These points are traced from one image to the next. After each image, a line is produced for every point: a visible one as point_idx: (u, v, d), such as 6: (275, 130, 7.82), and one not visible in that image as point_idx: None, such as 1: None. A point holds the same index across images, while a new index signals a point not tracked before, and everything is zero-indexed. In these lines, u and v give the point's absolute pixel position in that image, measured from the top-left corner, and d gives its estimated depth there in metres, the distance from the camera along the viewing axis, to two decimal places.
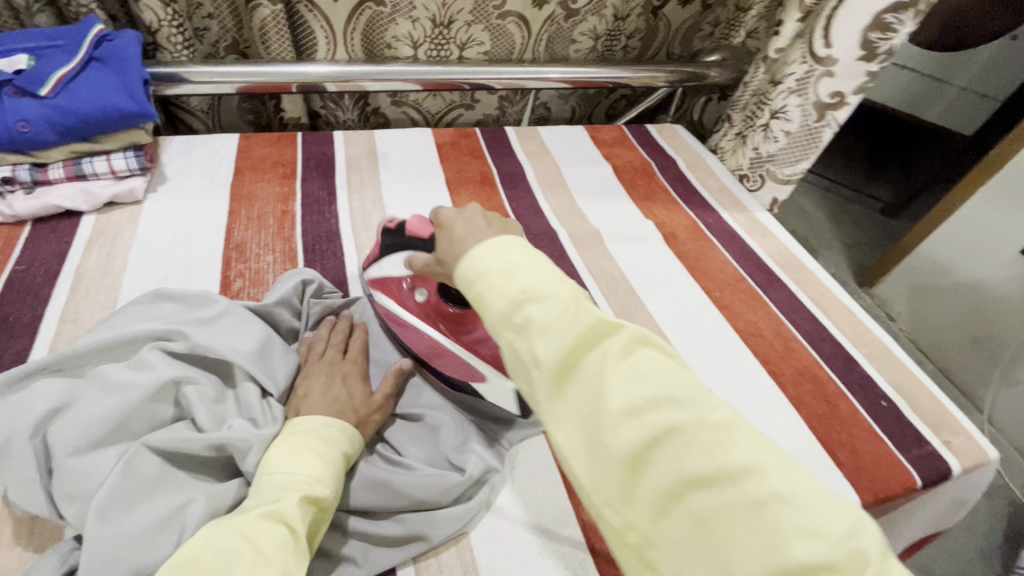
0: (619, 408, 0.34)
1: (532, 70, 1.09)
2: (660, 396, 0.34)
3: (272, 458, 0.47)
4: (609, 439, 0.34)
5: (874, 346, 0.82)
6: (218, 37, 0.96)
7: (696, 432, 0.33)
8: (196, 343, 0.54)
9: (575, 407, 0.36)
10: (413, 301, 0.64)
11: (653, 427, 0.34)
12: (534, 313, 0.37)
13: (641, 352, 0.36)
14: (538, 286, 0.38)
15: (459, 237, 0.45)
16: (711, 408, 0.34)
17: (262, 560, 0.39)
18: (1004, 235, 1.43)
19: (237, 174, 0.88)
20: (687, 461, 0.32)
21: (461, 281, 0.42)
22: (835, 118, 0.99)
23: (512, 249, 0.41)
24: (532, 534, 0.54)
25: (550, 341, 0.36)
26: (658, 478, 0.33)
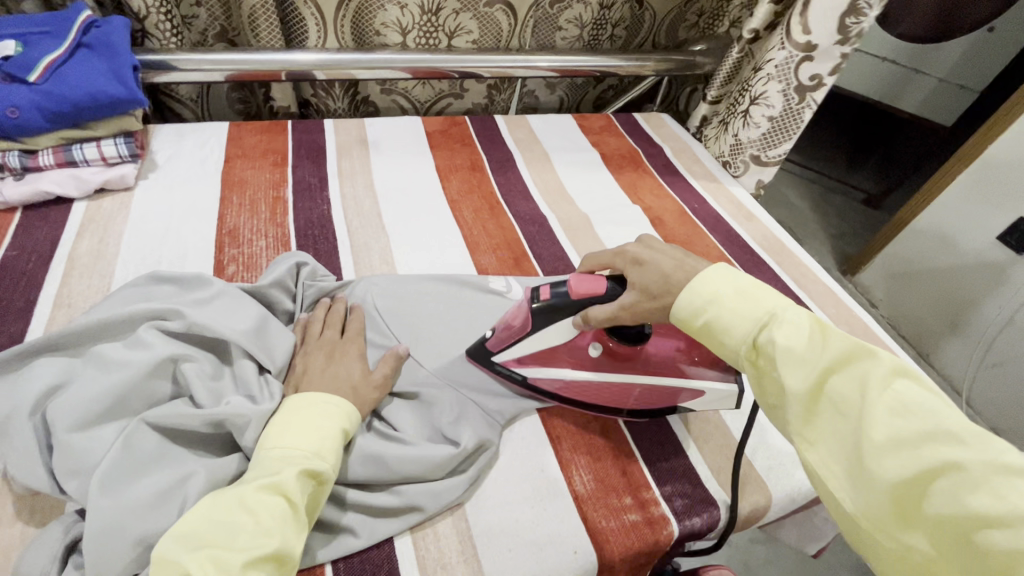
0: (882, 438, 0.38)
1: (520, 58, 1.10)
2: (930, 430, 0.36)
3: (271, 434, 0.48)
4: (873, 465, 0.37)
5: (855, 326, 0.85)
6: (207, 25, 0.96)
7: (980, 470, 0.34)
8: (192, 322, 0.54)
9: (830, 432, 0.41)
10: (582, 358, 0.61)
11: (922, 459, 0.36)
12: (779, 338, 0.44)
13: (901, 384, 0.39)
14: (781, 316, 0.45)
15: (672, 269, 0.51)
16: (995, 448, 0.34)
17: (263, 532, 0.41)
18: (981, 221, 1.47)
19: (227, 161, 0.88)
20: (965, 496, 0.34)
21: (687, 314, 0.49)
22: (814, 100, 1.03)
23: (743, 286, 0.48)
24: (527, 505, 0.56)
25: (802, 370, 0.42)
26: (934, 509, 0.35)
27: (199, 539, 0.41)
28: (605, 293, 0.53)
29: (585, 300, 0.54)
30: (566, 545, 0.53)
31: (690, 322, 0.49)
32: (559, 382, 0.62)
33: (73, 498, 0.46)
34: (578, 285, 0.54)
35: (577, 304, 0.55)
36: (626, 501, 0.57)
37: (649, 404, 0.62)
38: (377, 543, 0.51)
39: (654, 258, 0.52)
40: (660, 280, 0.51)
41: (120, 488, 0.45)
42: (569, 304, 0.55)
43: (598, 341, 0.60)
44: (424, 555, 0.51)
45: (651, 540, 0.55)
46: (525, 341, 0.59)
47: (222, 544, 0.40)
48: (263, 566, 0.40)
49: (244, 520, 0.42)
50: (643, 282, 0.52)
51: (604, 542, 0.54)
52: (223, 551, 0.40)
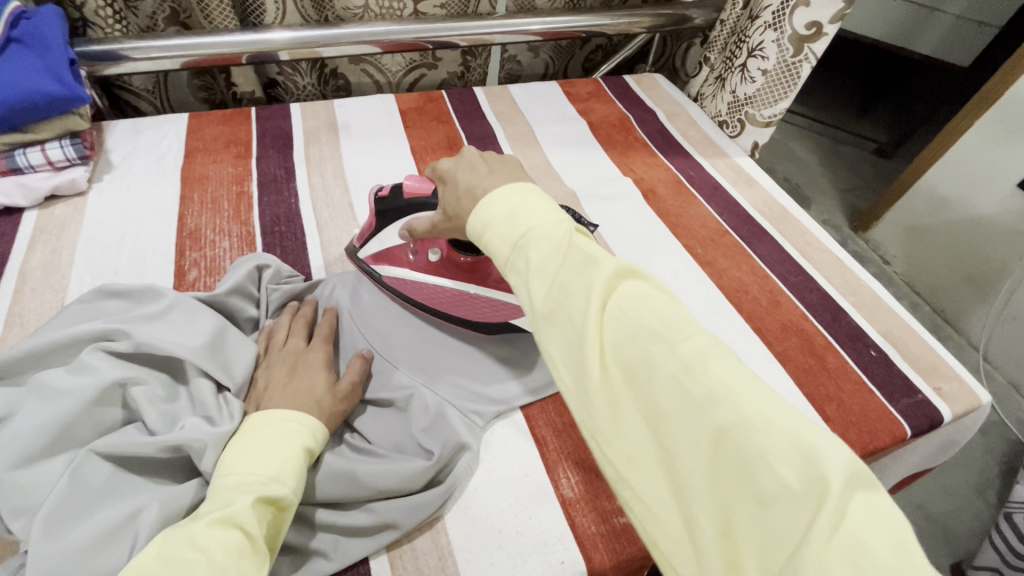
0: (598, 340, 0.35)
1: (497, 23, 1.02)
2: (637, 327, 0.35)
3: (227, 458, 0.45)
4: (588, 371, 0.35)
5: (863, 295, 0.79)
6: (155, 8, 0.89)
7: (670, 362, 0.33)
8: (139, 341, 0.51)
9: (556, 340, 0.38)
10: (426, 261, 0.66)
11: (629, 356, 0.35)
12: (531, 255, 0.40)
13: (623, 285, 0.37)
14: (538, 230, 0.40)
15: (464, 191, 0.47)
16: (687, 338, 0.34)
17: (217, 569, 0.37)
18: (1001, 168, 1.38)
19: (188, 156, 0.83)
20: (655, 390, 0.33)
21: (470, 237, 0.45)
22: (813, 53, 0.93)
23: (515, 198, 0.43)
24: (511, 512, 0.53)
25: (540, 280, 0.38)
26: (633, 403, 0.34)
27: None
28: (428, 196, 0.58)
29: (411, 200, 0.59)
30: (553, 553, 0.50)
31: (474, 242, 0.45)
32: (400, 280, 0.66)
33: (21, 539, 0.43)
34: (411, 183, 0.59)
35: (405, 203, 0.60)
36: (617, 503, 0.54)
37: (484, 316, 0.63)
38: (351, 565, 0.48)
39: None
40: (455, 203, 0.48)
41: (66, 528, 0.42)
42: (398, 201, 0.60)
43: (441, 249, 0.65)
44: (402, 574, 0.48)
45: (644, 545, 0.51)
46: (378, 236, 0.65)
47: None
48: None
49: (195, 560, 0.37)
50: (446, 202, 0.50)
51: (594, 550, 0.51)
52: None
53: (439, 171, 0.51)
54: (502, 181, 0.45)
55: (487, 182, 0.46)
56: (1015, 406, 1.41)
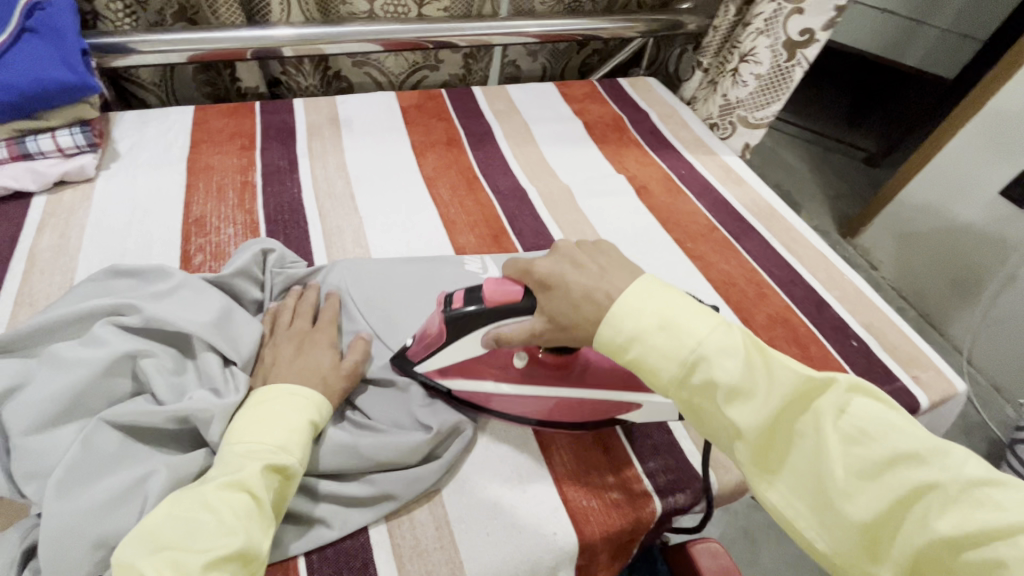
0: (845, 473, 0.37)
1: (497, 25, 1.05)
2: (892, 455, 0.37)
3: (235, 429, 0.47)
4: (848, 506, 0.36)
5: (846, 289, 0.82)
6: (164, 4, 0.92)
7: (944, 488, 0.35)
8: (150, 316, 0.53)
9: (792, 474, 0.39)
10: (510, 372, 0.57)
11: (891, 487, 0.36)
12: (719, 376, 0.40)
13: (856, 403, 0.39)
14: (714, 346, 0.41)
15: (580, 296, 0.45)
16: (950, 461, 0.36)
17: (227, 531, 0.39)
18: (982, 175, 1.43)
19: (194, 147, 0.85)
20: (935, 521, 0.34)
21: (616, 350, 0.44)
22: (805, 57, 0.98)
23: (667, 304, 0.43)
24: (505, 487, 0.55)
25: (752, 408, 0.39)
26: (909, 538, 0.35)
27: (158, 541, 0.39)
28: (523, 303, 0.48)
29: (504, 310, 0.49)
30: (545, 525, 0.52)
31: (617, 357, 0.44)
32: (482, 393, 0.57)
33: (33, 502, 0.45)
34: (492, 292, 0.49)
35: (489, 316, 0.50)
36: (607, 479, 0.56)
37: (586, 417, 0.57)
38: (351, 534, 0.50)
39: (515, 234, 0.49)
40: (572, 310, 0.45)
41: (78, 490, 0.44)
42: (482, 315, 0.50)
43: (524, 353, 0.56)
44: (400, 543, 0.50)
45: (633, 518, 0.54)
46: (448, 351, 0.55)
47: (181, 544, 0.38)
48: (226, 566, 0.38)
49: (204, 519, 0.39)
50: (557, 310, 0.46)
51: (585, 522, 0.53)
52: (183, 552, 0.38)
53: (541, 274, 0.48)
54: (625, 284, 0.45)
55: (608, 283, 0.45)
56: (997, 407, 1.45)
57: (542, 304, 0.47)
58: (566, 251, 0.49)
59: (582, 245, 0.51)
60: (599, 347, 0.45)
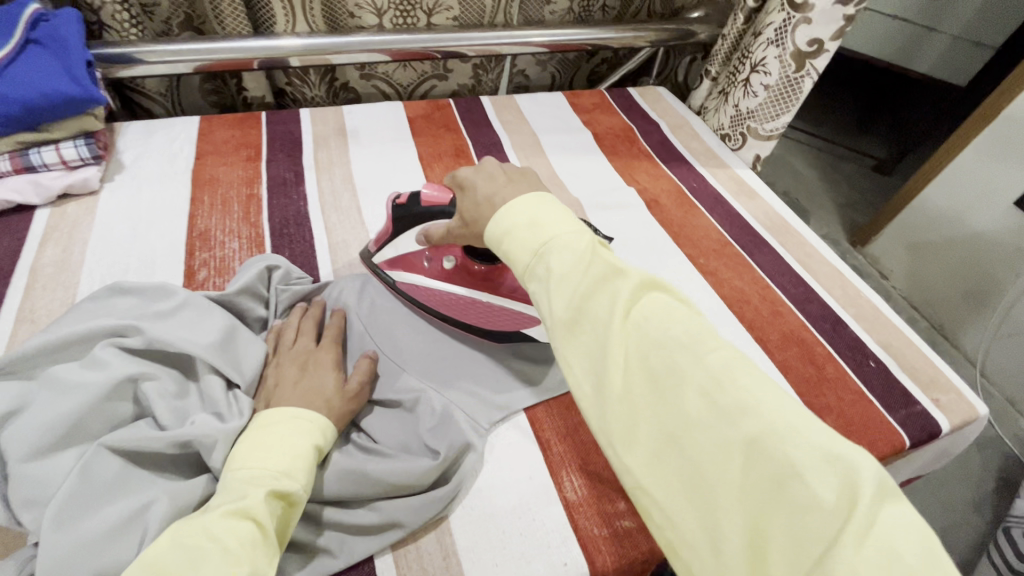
0: (623, 351, 0.39)
1: (505, 35, 1.04)
2: (662, 338, 0.38)
3: (238, 454, 0.45)
4: (614, 380, 0.38)
5: (862, 307, 0.80)
6: (170, 13, 0.91)
7: (693, 372, 0.36)
8: (152, 338, 0.51)
9: (585, 354, 0.40)
10: (439, 269, 0.66)
11: (653, 365, 0.38)
12: (553, 266, 0.42)
13: (647, 298, 0.40)
14: (557, 242, 0.43)
15: (483, 200, 0.50)
16: (710, 350, 0.37)
17: (232, 561, 0.37)
18: (997, 186, 1.40)
19: (199, 158, 0.84)
20: (684, 400, 0.36)
21: (490, 242, 0.47)
22: (814, 68, 0.96)
23: (534, 206, 0.46)
24: (514, 515, 0.53)
25: (566, 290, 0.41)
26: (658, 411, 0.37)
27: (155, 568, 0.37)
28: (445, 205, 0.58)
29: (427, 210, 0.59)
30: (556, 556, 0.51)
31: (495, 252, 0.47)
32: (413, 287, 0.67)
33: (30, 531, 0.43)
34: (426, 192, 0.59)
35: (421, 211, 0.60)
36: (619, 507, 0.55)
37: (496, 324, 0.64)
38: (356, 563, 0.48)
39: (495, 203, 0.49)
40: (473, 210, 0.52)
41: (76, 520, 0.42)
42: (414, 210, 0.60)
43: (455, 257, 0.65)
44: (406, 573, 0.49)
45: (646, 548, 0.52)
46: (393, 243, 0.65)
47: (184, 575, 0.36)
48: None
49: (208, 547, 0.38)
50: (465, 209, 0.53)
51: (597, 552, 0.51)
52: None
53: (460, 177, 0.54)
54: (516, 195, 0.48)
55: (504, 192, 0.49)
56: (1013, 423, 1.42)
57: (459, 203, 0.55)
58: (492, 172, 0.53)
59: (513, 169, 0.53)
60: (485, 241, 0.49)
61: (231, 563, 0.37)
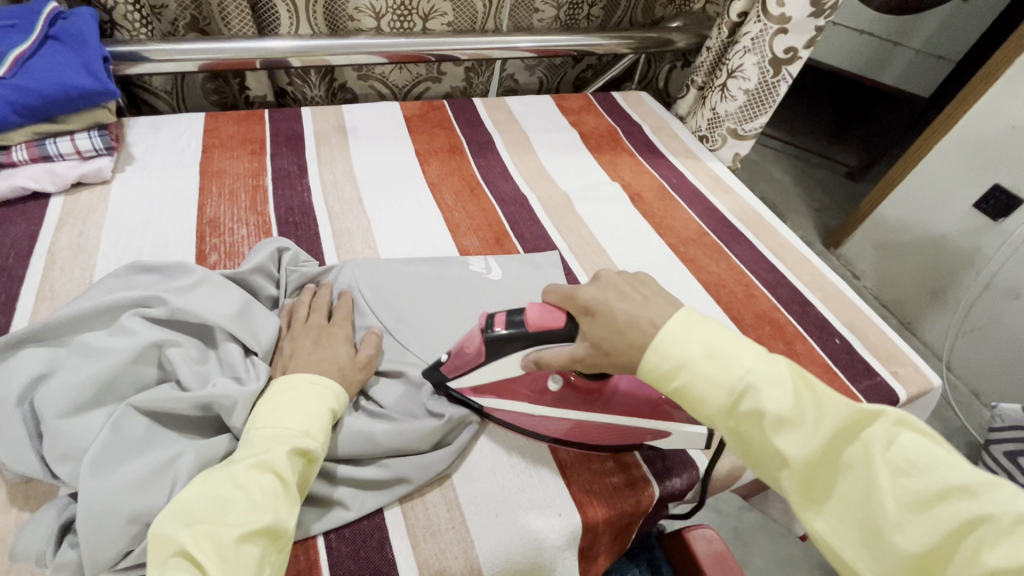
0: (895, 503, 0.39)
1: (497, 40, 1.10)
2: (942, 487, 0.38)
3: (261, 414, 0.49)
4: (897, 536, 0.39)
5: (829, 291, 0.87)
6: (177, 15, 0.95)
7: (997, 520, 0.37)
8: (175, 308, 0.55)
9: (841, 503, 0.41)
10: (543, 393, 0.58)
11: (942, 518, 0.38)
12: (768, 406, 0.43)
13: (903, 437, 0.41)
14: (759, 373, 0.44)
15: (626, 322, 0.48)
16: (1001, 494, 0.38)
17: (257, 508, 0.42)
18: (956, 188, 1.50)
19: (206, 152, 0.88)
20: (986, 553, 0.36)
21: (659, 374, 0.47)
22: (789, 74, 1.04)
23: (711, 338, 0.46)
24: (512, 472, 0.58)
25: (799, 440, 0.42)
26: (960, 572, 0.37)
27: (192, 516, 0.41)
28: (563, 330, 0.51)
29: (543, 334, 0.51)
30: (550, 507, 0.55)
31: (662, 385, 0.47)
32: (516, 413, 0.59)
33: (64, 483, 0.47)
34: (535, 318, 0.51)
35: (529, 339, 0.52)
36: (608, 465, 0.60)
37: (616, 443, 0.58)
38: (367, 515, 0.53)
39: (609, 306, 0.49)
40: (611, 333, 0.49)
41: (110, 470, 0.46)
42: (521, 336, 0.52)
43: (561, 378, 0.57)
44: (413, 523, 0.53)
45: (632, 501, 0.57)
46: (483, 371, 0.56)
47: (215, 519, 0.41)
48: (257, 540, 0.41)
49: (236, 496, 0.42)
50: (597, 335, 0.49)
51: (589, 505, 0.56)
52: (217, 526, 0.40)
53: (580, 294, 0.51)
54: (669, 316, 0.48)
55: (651, 314, 0.48)
56: (974, 411, 1.50)
57: (583, 326, 0.50)
58: (617, 287, 0.51)
59: (627, 276, 0.53)
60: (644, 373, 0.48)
61: (256, 511, 0.42)
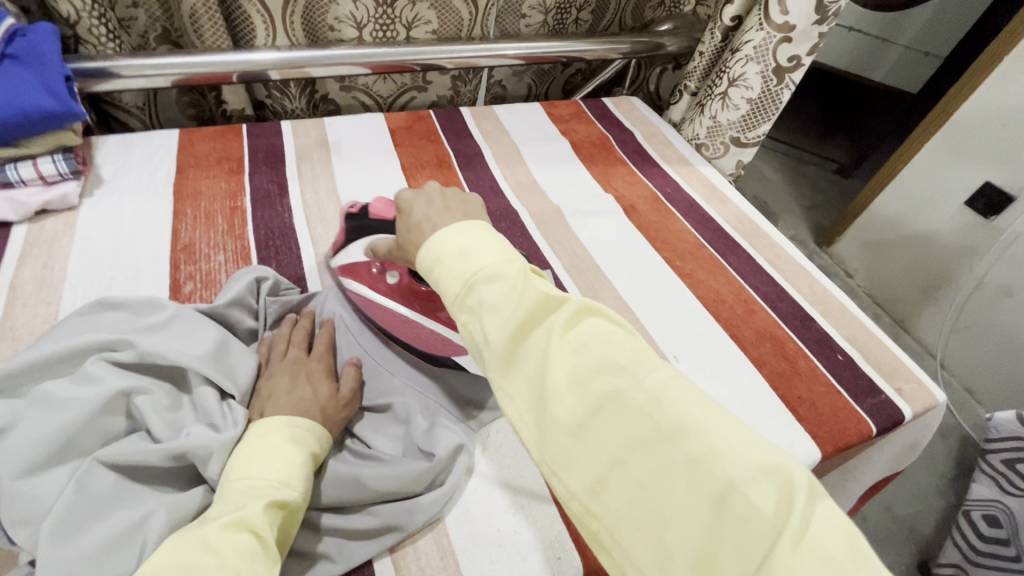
0: (563, 379, 0.37)
1: (484, 48, 1.07)
2: (600, 364, 0.37)
3: (236, 466, 0.45)
4: (555, 408, 0.36)
5: (830, 304, 0.85)
6: (147, 27, 0.91)
7: (633, 396, 0.36)
8: (144, 351, 0.52)
9: (523, 382, 0.38)
10: (384, 285, 0.63)
11: (593, 395, 0.36)
12: (485, 295, 0.40)
13: (585, 324, 0.39)
14: (490, 269, 0.40)
15: (417, 223, 0.48)
16: (647, 373, 0.36)
17: (231, 570, 0.36)
18: (949, 187, 1.49)
19: (180, 172, 0.84)
20: (626, 424, 0.35)
21: (421, 269, 0.45)
22: (792, 80, 1.02)
23: (464, 235, 0.43)
24: (509, 513, 0.55)
25: (500, 321, 0.38)
26: (601, 440, 0.36)
27: None
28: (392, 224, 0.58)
29: (377, 223, 0.61)
30: (550, 552, 0.52)
31: (426, 277, 0.45)
32: (362, 297, 0.64)
33: (23, 550, 0.43)
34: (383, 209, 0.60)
35: (374, 225, 0.61)
36: None
37: (428, 346, 0.62)
38: (355, 567, 0.49)
39: (410, 206, 0.50)
40: (407, 234, 0.49)
41: (73, 536, 0.42)
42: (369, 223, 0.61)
43: (400, 274, 0.62)
44: (405, 574, 0.50)
45: None
46: (347, 249, 0.65)
47: None
48: None
49: (207, 560, 0.36)
50: (402, 234, 0.50)
51: (589, 546, 0.53)
52: None
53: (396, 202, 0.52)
54: (446, 221, 0.46)
55: (436, 219, 0.47)
56: (971, 410, 1.50)
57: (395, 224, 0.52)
58: (432, 197, 0.50)
59: (452, 191, 0.51)
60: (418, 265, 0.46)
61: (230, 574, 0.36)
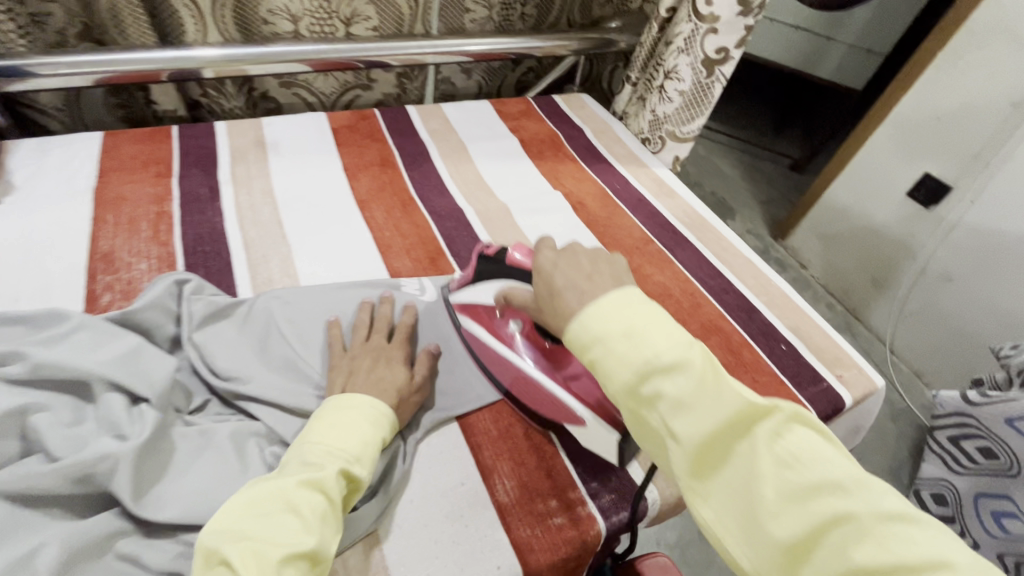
0: (774, 494, 0.34)
1: (427, 44, 1.05)
2: (819, 481, 0.34)
3: (316, 429, 0.49)
4: (768, 526, 0.34)
5: (773, 294, 0.86)
6: (65, 24, 0.84)
7: (869, 521, 0.32)
8: (39, 363, 0.48)
9: (723, 489, 0.37)
10: (505, 332, 0.63)
11: (817, 514, 0.33)
12: (665, 386, 0.38)
13: (795, 430, 0.36)
14: (666, 355, 0.38)
15: (561, 288, 0.46)
16: (877, 494, 0.33)
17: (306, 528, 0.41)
18: (892, 178, 1.54)
19: (101, 176, 0.79)
20: (855, 552, 0.31)
21: (572, 346, 0.43)
22: (722, 74, 1.03)
23: (628, 309, 0.41)
24: (448, 523, 0.53)
25: (689, 419, 0.37)
26: (825, 570, 0.32)
27: (237, 532, 0.40)
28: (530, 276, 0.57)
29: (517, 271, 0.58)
30: (488, 560, 0.51)
31: (577, 354, 0.42)
32: (481, 341, 0.65)
33: None
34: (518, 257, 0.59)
35: (509, 271, 0.60)
36: (552, 504, 0.56)
37: (540, 406, 0.60)
38: None
39: (552, 269, 0.48)
40: (547, 299, 0.47)
41: None
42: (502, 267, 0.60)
43: (523, 324, 0.62)
44: None
45: (578, 542, 0.53)
46: (472, 288, 0.65)
47: (260, 536, 0.40)
48: (297, 564, 0.40)
49: (286, 516, 0.41)
50: (539, 292, 0.49)
51: (529, 551, 0.52)
52: (262, 543, 0.39)
53: (537, 261, 0.50)
54: (596, 291, 0.43)
55: (584, 288, 0.44)
56: (919, 393, 1.55)
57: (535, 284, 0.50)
58: (579, 261, 0.47)
59: (600, 253, 0.49)
60: (565, 340, 0.44)
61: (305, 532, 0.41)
